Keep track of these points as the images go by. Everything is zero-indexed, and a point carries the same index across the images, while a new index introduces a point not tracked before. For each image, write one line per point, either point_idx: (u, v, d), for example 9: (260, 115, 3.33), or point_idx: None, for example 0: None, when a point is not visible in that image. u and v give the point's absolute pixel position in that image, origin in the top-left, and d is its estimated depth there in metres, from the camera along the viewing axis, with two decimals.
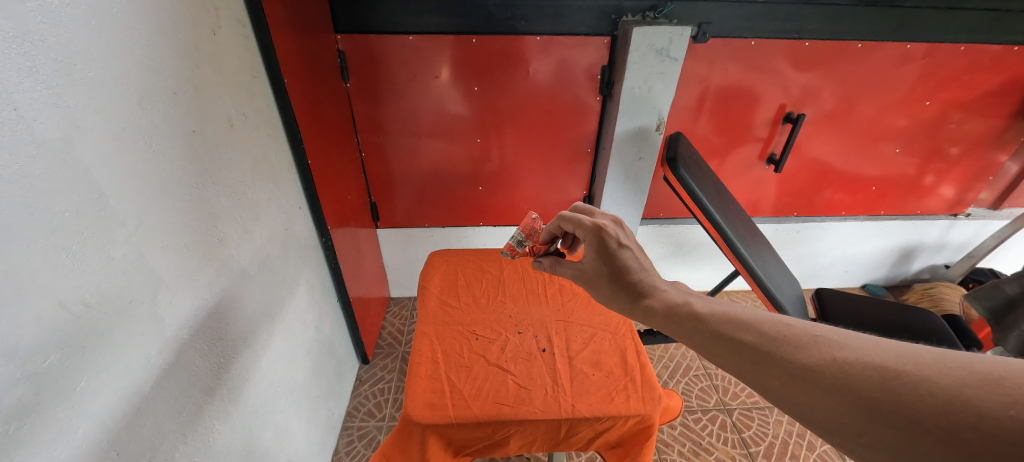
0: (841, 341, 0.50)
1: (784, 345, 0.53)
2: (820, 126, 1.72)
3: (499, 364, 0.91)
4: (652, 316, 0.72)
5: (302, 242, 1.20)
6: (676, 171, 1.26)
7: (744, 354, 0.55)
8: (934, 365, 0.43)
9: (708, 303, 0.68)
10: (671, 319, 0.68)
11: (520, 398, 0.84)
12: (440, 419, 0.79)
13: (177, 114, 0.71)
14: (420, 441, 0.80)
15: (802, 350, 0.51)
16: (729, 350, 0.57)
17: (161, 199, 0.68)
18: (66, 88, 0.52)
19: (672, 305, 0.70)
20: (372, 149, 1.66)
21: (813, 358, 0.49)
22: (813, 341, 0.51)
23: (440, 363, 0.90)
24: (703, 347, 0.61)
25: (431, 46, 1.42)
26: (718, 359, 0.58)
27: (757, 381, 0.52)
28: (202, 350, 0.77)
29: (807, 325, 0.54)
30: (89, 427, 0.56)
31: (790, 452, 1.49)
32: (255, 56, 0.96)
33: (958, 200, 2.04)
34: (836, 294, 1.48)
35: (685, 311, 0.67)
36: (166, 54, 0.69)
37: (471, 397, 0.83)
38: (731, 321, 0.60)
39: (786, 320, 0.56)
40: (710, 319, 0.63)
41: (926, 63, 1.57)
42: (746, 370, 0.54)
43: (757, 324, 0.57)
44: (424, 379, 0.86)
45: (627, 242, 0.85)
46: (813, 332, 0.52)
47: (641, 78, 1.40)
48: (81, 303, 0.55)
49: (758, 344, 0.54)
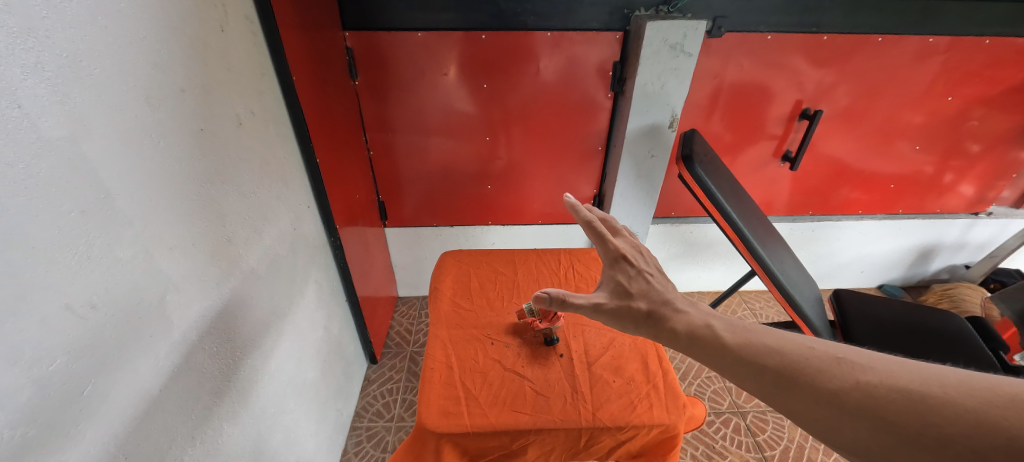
0: (865, 363, 0.48)
1: (806, 367, 0.51)
2: (837, 123, 1.68)
3: (516, 369, 0.89)
4: (673, 339, 0.66)
5: (310, 242, 1.19)
6: (692, 169, 1.22)
7: (766, 377, 0.53)
8: (961, 386, 0.41)
9: (731, 326, 0.63)
10: (694, 343, 0.63)
11: (538, 406, 0.82)
12: (456, 428, 0.77)
13: (185, 112, 0.70)
14: (435, 449, 0.78)
15: (824, 373, 0.49)
16: (752, 373, 0.55)
17: (168, 198, 0.66)
18: (72, 85, 0.51)
19: (695, 328, 0.65)
20: (381, 148, 1.64)
21: (836, 381, 0.48)
22: (836, 363, 0.50)
23: (455, 368, 0.89)
24: (726, 370, 0.58)
25: (440, 43, 1.41)
26: (742, 383, 0.56)
27: (780, 404, 0.51)
28: (211, 351, 0.76)
29: (829, 347, 0.52)
30: (97, 432, 0.55)
31: (806, 457, 1.46)
32: (262, 53, 0.94)
33: (979, 199, 1.98)
34: (854, 295, 1.43)
35: (709, 335, 0.62)
36: (174, 51, 0.68)
37: (487, 404, 0.81)
38: (753, 345, 0.57)
39: (808, 342, 0.54)
40: (734, 342, 0.59)
41: (949, 57, 1.52)
42: (770, 394, 0.52)
43: (779, 346, 0.56)
44: (439, 385, 0.85)
45: (647, 268, 0.81)
46: (836, 354, 0.51)
47: (653, 73, 1.37)
48: (88, 305, 0.53)
49: (779, 366, 0.53)
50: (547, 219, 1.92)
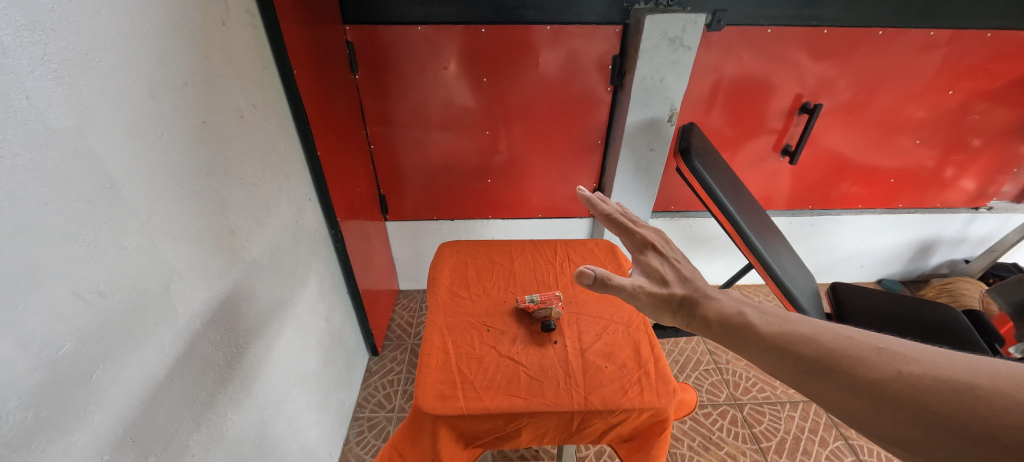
0: (908, 353, 0.47)
1: (844, 357, 0.50)
2: (838, 117, 1.68)
3: (511, 356, 0.91)
4: (703, 326, 0.67)
5: (312, 234, 1.20)
6: (689, 162, 1.22)
7: (802, 366, 0.52)
8: (1013, 379, 0.40)
9: (762, 312, 0.63)
10: (725, 330, 0.64)
11: (532, 390, 0.83)
12: (451, 410, 0.78)
13: (187, 105, 0.71)
14: (431, 432, 0.79)
15: (864, 363, 0.48)
16: (786, 362, 0.54)
17: (172, 190, 0.68)
18: (77, 78, 0.52)
19: (725, 314, 0.65)
20: (381, 142, 1.65)
21: (876, 371, 0.47)
22: (877, 353, 0.49)
23: (451, 354, 0.90)
24: (757, 358, 0.58)
25: (439, 36, 1.41)
26: (776, 371, 0.55)
27: (816, 393, 0.50)
28: (214, 339, 0.77)
29: (869, 336, 0.51)
30: (106, 415, 0.56)
31: (802, 448, 1.47)
32: (264, 47, 0.95)
33: (979, 193, 1.98)
34: (851, 288, 1.44)
35: (740, 321, 0.63)
36: (176, 45, 0.69)
37: (482, 388, 0.83)
38: (786, 332, 0.57)
39: (846, 331, 0.53)
40: (766, 330, 0.59)
41: (950, 50, 1.51)
42: (805, 382, 0.52)
43: (814, 334, 0.54)
44: (435, 370, 0.86)
45: (673, 256, 0.83)
46: (876, 345, 0.50)
47: (652, 67, 1.37)
48: (96, 292, 0.55)
49: (816, 355, 0.52)
50: (547, 213, 1.93)
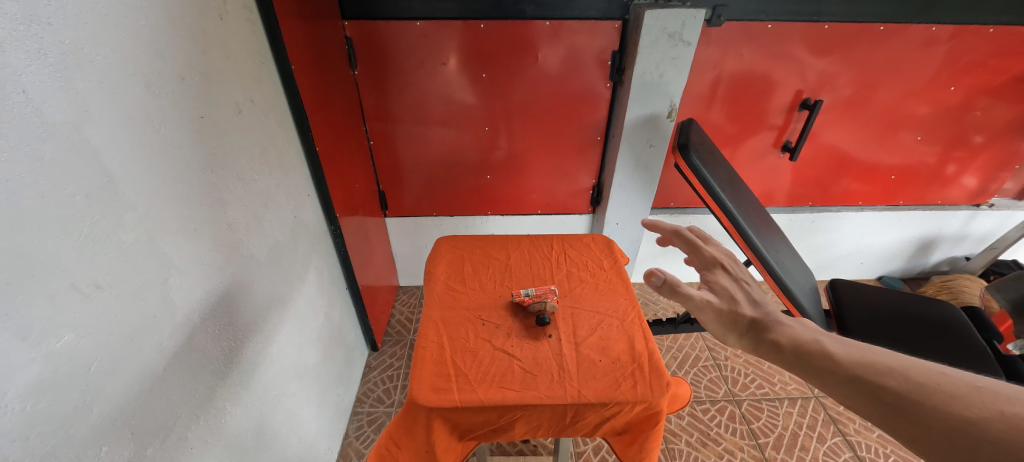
0: (1014, 395, 0.40)
1: (937, 394, 0.43)
2: (838, 113, 1.67)
3: (505, 349, 0.91)
4: (775, 352, 0.59)
5: (311, 230, 1.21)
6: (688, 157, 1.22)
7: (885, 401, 0.45)
8: None
9: (842, 341, 0.55)
10: (800, 359, 0.55)
11: (526, 383, 0.83)
12: (445, 402, 0.78)
13: (184, 99, 0.71)
14: (426, 424, 0.80)
15: (961, 402, 0.41)
16: (864, 394, 0.47)
17: (170, 184, 0.68)
18: (74, 72, 0.53)
19: (801, 341, 0.57)
20: (381, 138, 1.65)
21: (976, 412, 0.40)
22: (976, 392, 0.41)
23: (446, 347, 0.90)
24: (835, 392, 0.50)
25: (439, 32, 1.41)
26: (856, 407, 0.47)
27: (907, 436, 0.42)
28: (213, 333, 0.78)
29: (967, 373, 0.44)
30: (104, 407, 0.57)
31: (800, 444, 1.47)
32: (262, 42, 0.95)
33: (980, 191, 1.97)
34: (850, 284, 1.44)
35: (817, 349, 0.54)
36: (174, 39, 0.69)
37: (476, 381, 0.83)
38: (871, 364, 0.49)
39: (939, 367, 0.46)
40: (846, 359, 0.51)
41: (953, 46, 1.50)
42: (887, 420, 0.44)
43: (901, 367, 0.47)
44: (430, 363, 0.86)
45: (744, 277, 0.76)
46: (975, 383, 0.42)
47: (652, 62, 1.37)
48: (94, 285, 0.55)
49: (903, 390, 0.45)
50: (547, 209, 1.93)
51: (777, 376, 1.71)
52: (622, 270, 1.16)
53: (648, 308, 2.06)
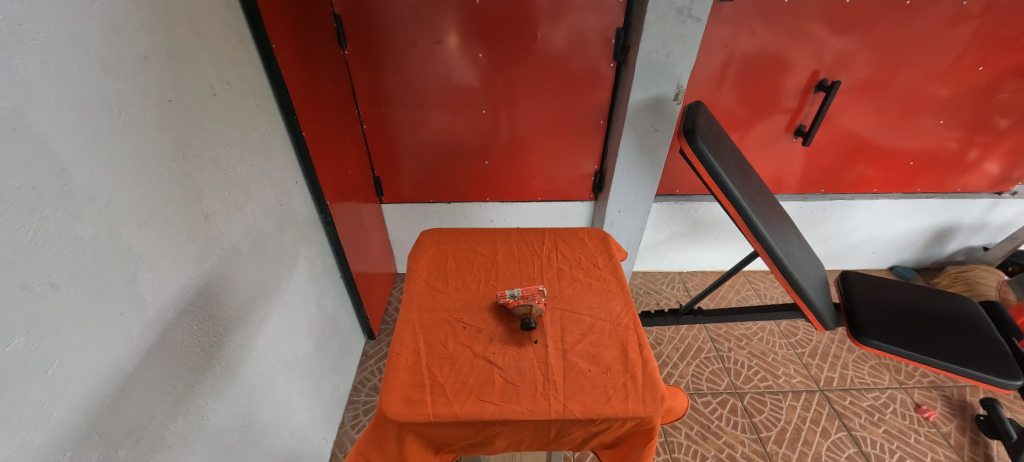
0: None
1: None
2: (856, 95, 1.58)
3: (486, 356, 0.87)
4: None
5: (299, 218, 1.16)
6: (694, 143, 1.14)
7: None
8: None
9: None
10: None
11: (506, 395, 0.79)
12: (417, 417, 0.75)
13: (148, 82, 0.66)
14: (397, 437, 0.77)
15: None
16: None
17: (136, 173, 0.64)
18: (14, 51, 0.47)
19: None
20: (374, 121, 1.60)
21: None
22: None
23: (422, 353, 0.87)
24: None
25: (435, 8, 1.33)
26: None
27: None
28: (190, 329, 0.75)
29: None
30: (64, 412, 0.54)
31: (803, 438, 1.44)
32: (238, 19, 0.89)
33: (1003, 178, 1.88)
34: (862, 278, 1.37)
35: None
36: (134, 15, 0.63)
37: (452, 393, 0.79)
38: None
39: None
40: None
41: (984, 23, 1.39)
42: None
43: None
44: (404, 372, 0.83)
45: None
46: None
47: (659, 41, 1.28)
48: (48, 284, 0.52)
49: None
50: (547, 196, 1.87)
51: (780, 368, 1.68)
52: (617, 268, 1.11)
53: (650, 297, 2.02)
